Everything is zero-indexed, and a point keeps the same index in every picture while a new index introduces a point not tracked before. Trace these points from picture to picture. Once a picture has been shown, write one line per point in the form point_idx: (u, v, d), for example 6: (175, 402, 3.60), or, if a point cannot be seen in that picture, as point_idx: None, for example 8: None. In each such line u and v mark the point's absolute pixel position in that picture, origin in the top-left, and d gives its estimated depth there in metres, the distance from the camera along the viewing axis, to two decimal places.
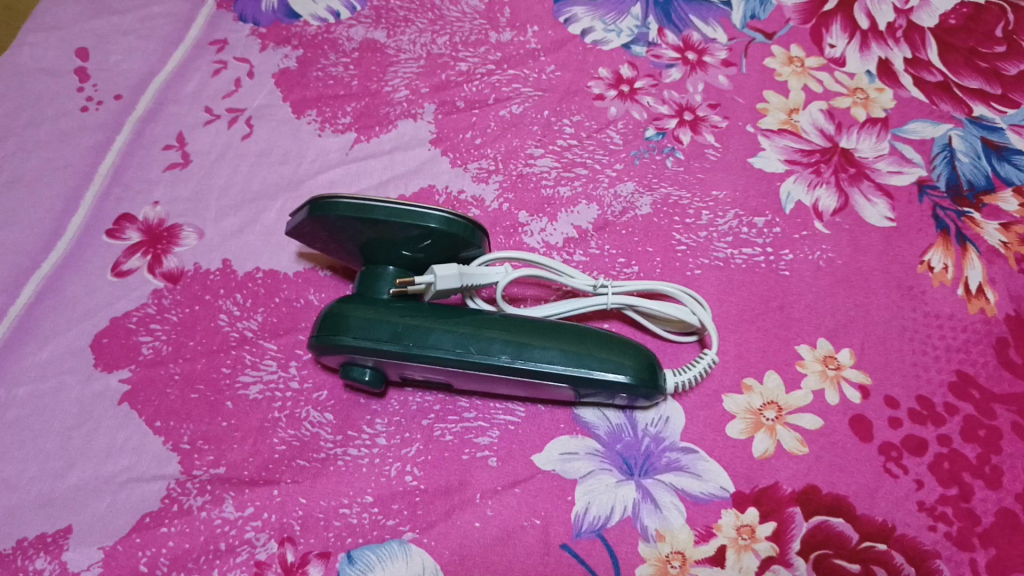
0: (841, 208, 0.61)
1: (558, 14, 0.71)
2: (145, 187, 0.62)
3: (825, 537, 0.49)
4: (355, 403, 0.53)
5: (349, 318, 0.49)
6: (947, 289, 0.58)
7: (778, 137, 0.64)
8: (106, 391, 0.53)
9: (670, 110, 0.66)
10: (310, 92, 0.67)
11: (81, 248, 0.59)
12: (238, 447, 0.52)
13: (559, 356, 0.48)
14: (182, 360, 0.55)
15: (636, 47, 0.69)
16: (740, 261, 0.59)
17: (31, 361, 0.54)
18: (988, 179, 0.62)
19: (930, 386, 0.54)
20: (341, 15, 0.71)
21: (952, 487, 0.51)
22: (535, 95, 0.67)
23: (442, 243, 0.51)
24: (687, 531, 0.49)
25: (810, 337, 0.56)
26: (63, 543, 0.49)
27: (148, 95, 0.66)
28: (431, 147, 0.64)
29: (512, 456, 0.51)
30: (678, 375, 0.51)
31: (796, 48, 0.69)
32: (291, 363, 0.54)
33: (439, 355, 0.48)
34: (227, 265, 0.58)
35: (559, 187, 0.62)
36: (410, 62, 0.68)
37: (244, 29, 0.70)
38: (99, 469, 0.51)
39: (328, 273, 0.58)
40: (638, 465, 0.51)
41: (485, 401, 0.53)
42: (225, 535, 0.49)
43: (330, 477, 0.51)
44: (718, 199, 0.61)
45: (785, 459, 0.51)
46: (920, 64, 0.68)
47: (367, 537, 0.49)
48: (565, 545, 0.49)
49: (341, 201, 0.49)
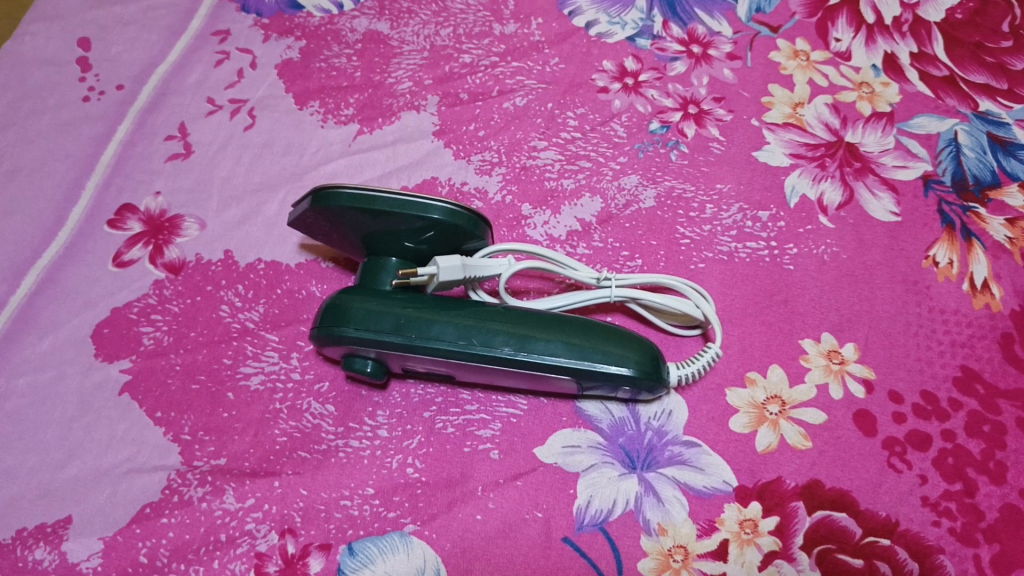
0: (845, 202, 0.61)
1: (562, 6, 0.71)
2: (146, 178, 0.62)
3: (828, 532, 0.49)
4: (356, 395, 0.53)
5: (351, 309, 0.49)
6: (952, 283, 0.57)
7: (783, 131, 0.64)
8: (107, 382, 0.53)
9: (674, 103, 0.65)
10: (313, 84, 0.66)
11: (82, 238, 0.59)
12: (238, 438, 0.51)
13: (562, 348, 0.48)
14: (183, 351, 0.54)
15: (641, 40, 0.69)
16: (744, 254, 0.58)
17: (31, 351, 0.54)
18: (994, 174, 0.62)
19: (934, 380, 0.54)
20: (344, 7, 0.71)
21: (956, 482, 0.50)
22: (539, 87, 0.66)
23: (445, 235, 0.51)
24: (689, 526, 0.49)
25: (814, 331, 0.55)
26: (62, 533, 0.48)
27: (150, 86, 0.66)
28: (434, 139, 0.63)
29: (514, 449, 0.51)
30: (682, 368, 0.50)
31: (801, 42, 0.69)
32: (293, 354, 0.54)
33: (441, 347, 0.48)
34: (229, 256, 0.58)
35: (563, 179, 0.62)
36: (413, 54, 0.68)
37: (246, 20, 0.70)
38: (99, 460, 0.51)
39: (330, 264, 0.58)
40: (641, 458, 0.51)
41: (487, 394, 0.53)
42: (225, 526, 0.49)
43: (331, 469, 0.51)
44: (722, 192, 0.61)
45: (788, 453, 0.51)
46: (926, 58, 0.68)
47: (368, 529, 0.49)
48: (567, 539, 0.48)
49: (343, 192, 0.49)
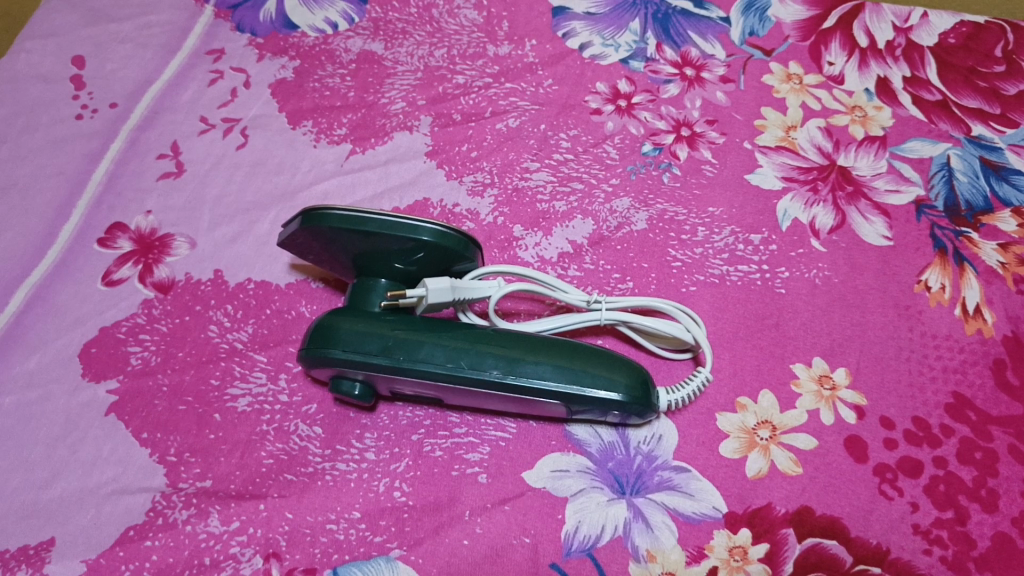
0: (837, 226, 0.61)
1: (557, 28, 0.71)
2: (138, 196, 0.62)
3: (818, 559, 0.49)
4: (344, 417, 0.53)
5: (339, 331, 0.49)
6: (944, 309, 0.57)
7: (776, 154, 0.64)
8: (93, 402, 0.53)
9: (667, 126, 0.66)
10: (307, 103, 0.67)
11: (72, 256, 0.59)
12: (224, 460, 0.51)
13: (551, 371, 0.47)
14: (170, 371, 0.54)
15: (635, 62, 0.69)
16: (735, 278, 0.58)
17: (18, 370, 0.54)
18: (987, 199, 0.62)
19: (926, 407, 0.53)
20: (339, 26, 0.71)
21: (948, 510, 0.50)
22: (532, 108, 0.66)
23: (435, 257, 0.51)
24: (678, 552, 0.48)
25: (805, 356, 0.55)
26: (45, 555, 0.48)
27: (143, 104, 0.66)
28: (426, 159, 0.64)
29: (502, 473, 0.51)
30: (672, 393, 0.50)
31: (795, 66, 0.69)
32: (281, 375, 0.54)
33: (429, 369, 0.47)
34: (219, 275, 0.58)
35: (555, 201, 0.62)
36: (407, 74, 0.68)
37: (241, 39, 0.70)
38: (84, 480, 0.50)
39: (320, 284, 0.58)
40: (630, 483, 0.51)
41: (475, 417, 0.53)
42: (210, 550, 0.48)
43: (317, 491, 0.50)
44: (715, 215, 0.61)
45: (778, 479, 0.51)
46: (919, 83, 0.68)
47: (354, 554, 0.48)
48: (554, 564, 0.48)
49: (333, 213, 0.49)
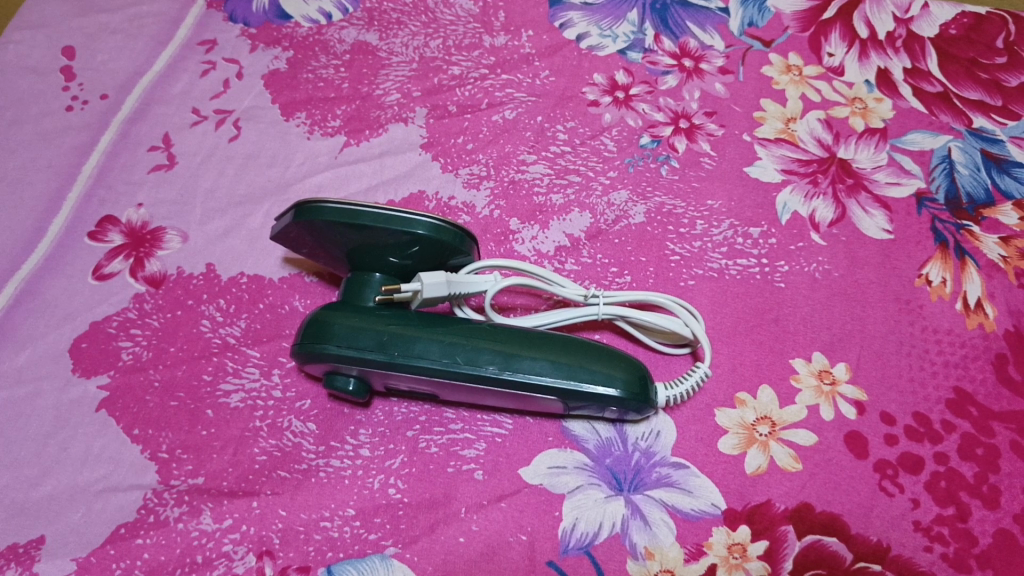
0: (837, 219, 0.60)
1: (553, 19, 0.70)
2: (129, 189, 0.61)
3: (818, 557, 0.48)
4: (339, 413, 0.52)
5: (333, 326, 0.48)
6: (945, 303, 0.57)
7: (776, 146, 0.63)
8: (84, 397, 0.52)
9: (666, 117, 0.65)
10: (300, 95, 0.66)
11: (62, 250, 0.58)
12: (217, 456, 0.50)
13: (548, 367, 0.47)
14: (162, 367, 0.53)
15: (632, 53, 0.68)
16: (734, 271, 0.57)
17: (7, 366, 0.53)
18: (988, 192, 0.61)
19: (927, 402, 0.53)
20: (333, 17, 0.70)
21: (949, 506, 0.49)
22: (529, 100, 0.66)
23: (430, 250, 0.50)
24: (676, 550, 0.48)
25: (805, 350, 0.55)
26: (34, 554, 0.47)
27: (135, 95, 0.65)
28: (421, 152, 0.63)
29: (498, 470, 0.50)
30: (671, 389, 0.49)
31: (794, 57, 0.68)
32: (274, 370, 0.53)
33: (424, 365, 0.47)
34: (210, 269, 0.57)
35: (552, 194, 0.61)
36: (402, 65, 0.67)
37: (234, 30, 0.69)
38: (75, 478, 0.49)
39: (313, 279, 0.57)
40: (628, 480, 0.50)
41: (471, 413, 0.52)
42: (202, 548, 0.48)
43: (311, 489, 0.49)
44: (713, 208, 0.60)
45: (777, 475, 0.50)
46: (920, 74, 0.67)
47: (348, 552, 0.48)
48: (551, 563, 0.47)
49: (327, 206, 0.48)
